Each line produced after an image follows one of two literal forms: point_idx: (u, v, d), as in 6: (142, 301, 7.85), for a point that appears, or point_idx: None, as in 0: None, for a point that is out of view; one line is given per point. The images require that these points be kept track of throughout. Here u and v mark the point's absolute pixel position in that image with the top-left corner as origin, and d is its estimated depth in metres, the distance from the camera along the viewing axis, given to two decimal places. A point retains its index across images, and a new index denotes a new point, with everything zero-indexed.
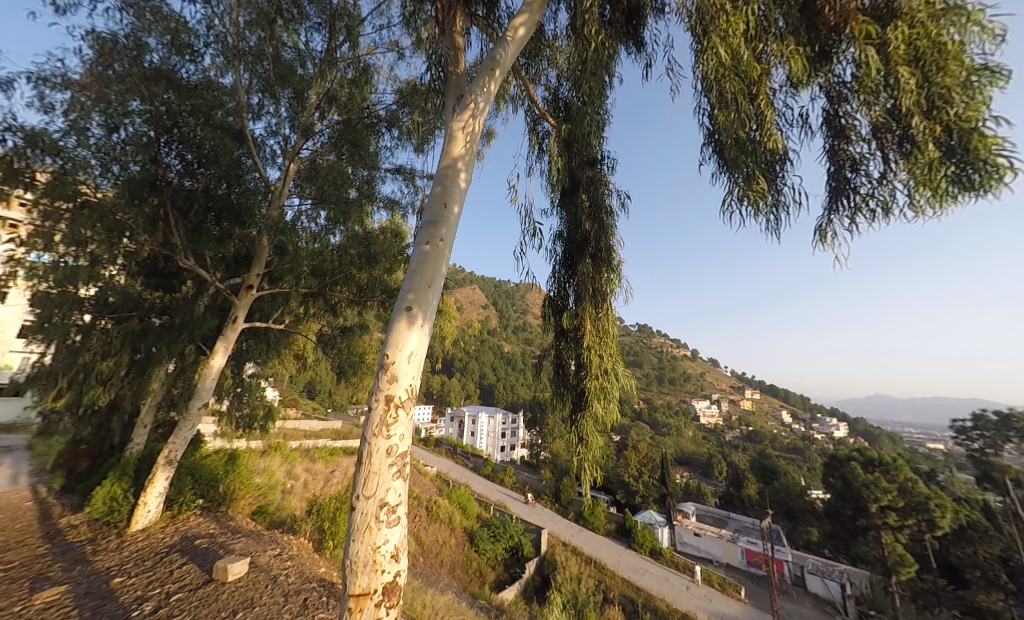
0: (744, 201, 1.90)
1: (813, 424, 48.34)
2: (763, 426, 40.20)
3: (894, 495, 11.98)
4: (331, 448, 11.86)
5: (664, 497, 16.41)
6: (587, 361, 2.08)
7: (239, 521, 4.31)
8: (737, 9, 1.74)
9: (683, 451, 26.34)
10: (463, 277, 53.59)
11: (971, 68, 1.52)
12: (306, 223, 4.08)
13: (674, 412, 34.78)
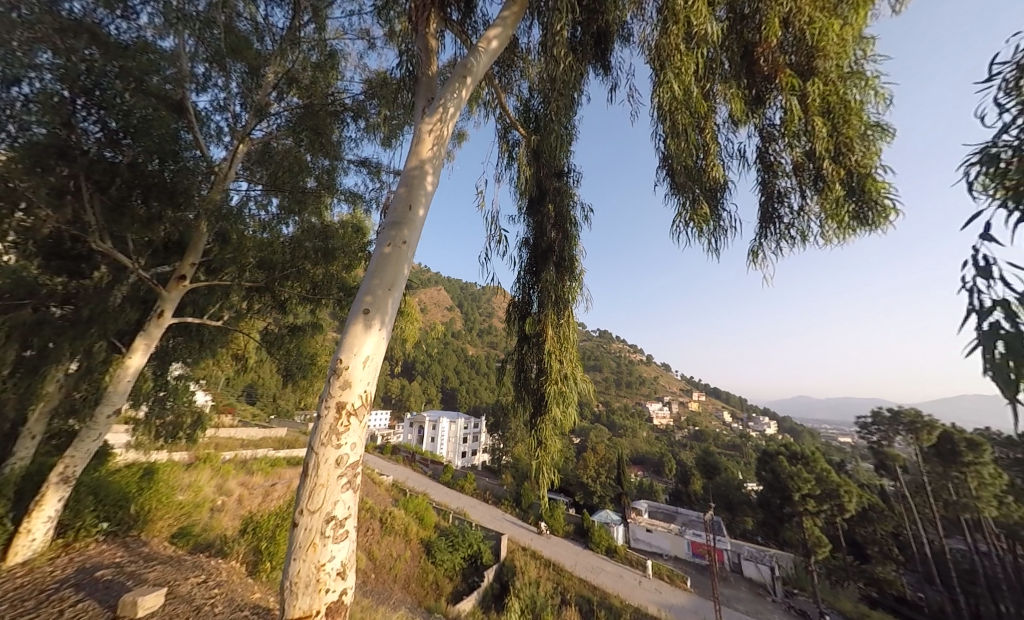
0: (691, 224, 2.11)
1: (750, 423, 52.52)
2: (709, 426, 42.96)
3: (813, 484, 13.40)
4: (272, 459, 10.95)
5: (619, 497, 16.95)
6: (547, 366, 2.11)
7: (155, 547, 3.83)
8: (690, 51, 1.89)
9: (638, 452, 27.44)
10: (427, 279, 52.31)
11: (868, 124, 1.74)
12: (255, 210, 3.74)
13: (631, 414, 36.18)
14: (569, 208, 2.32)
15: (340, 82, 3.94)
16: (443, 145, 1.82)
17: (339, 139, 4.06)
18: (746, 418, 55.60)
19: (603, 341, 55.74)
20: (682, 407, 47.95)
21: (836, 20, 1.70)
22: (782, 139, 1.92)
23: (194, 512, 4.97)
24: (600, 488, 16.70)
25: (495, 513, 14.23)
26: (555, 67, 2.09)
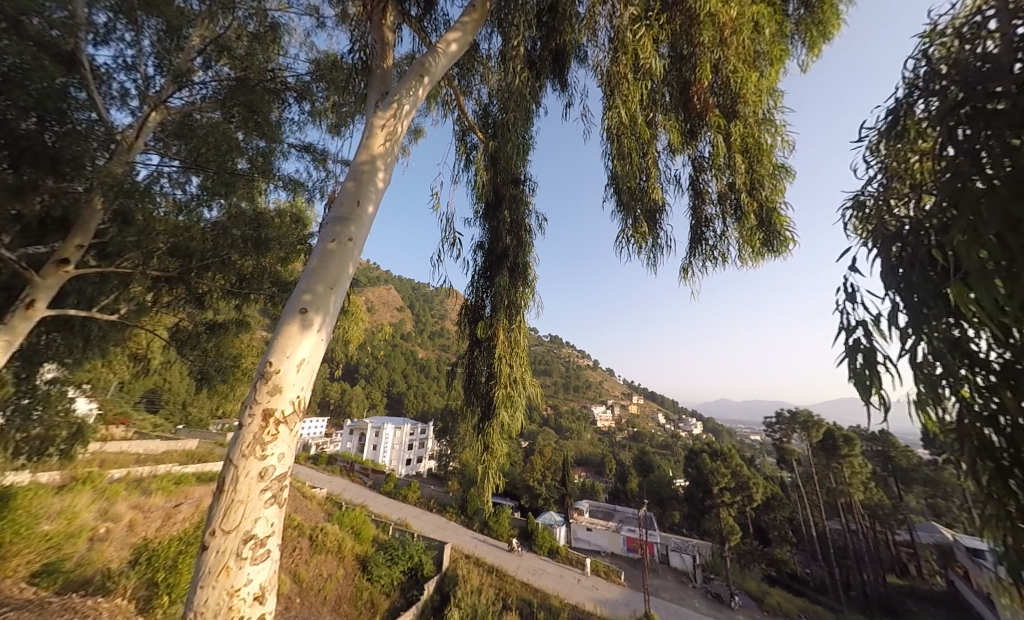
0: (631, 241, 2.31)
1: (682, 424, 56.86)
2: (647, 428, 45.74)
3: (731, 479, 14.84)
4: (177, 476, 9.62)
5: (563, 498, 17.37)
6: (497, 371, 2.10)
7: (10, 589, 3.26)
8: (636, 80, 2.03)
9: (582, 454, 28.38)
10: (375, 277, 49.92)
11: (777, 165, 2.01)
12: (169, 188, 3.28)
13: (577, 416, 37.41)
14: (525, 216, 2.35)
15: (281, 56, 3.57)
16: (397, 143, 1.76)
17: (278, 118, 3.73)
18: (679, 420, 60.14)
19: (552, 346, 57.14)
20: (624, 410, 50.60)
21: (754, 73, 1.94)
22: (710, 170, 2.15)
23: (65, 544, 4.30)
24: (545, 490, 16.99)
25: (439, 521, 13.85)
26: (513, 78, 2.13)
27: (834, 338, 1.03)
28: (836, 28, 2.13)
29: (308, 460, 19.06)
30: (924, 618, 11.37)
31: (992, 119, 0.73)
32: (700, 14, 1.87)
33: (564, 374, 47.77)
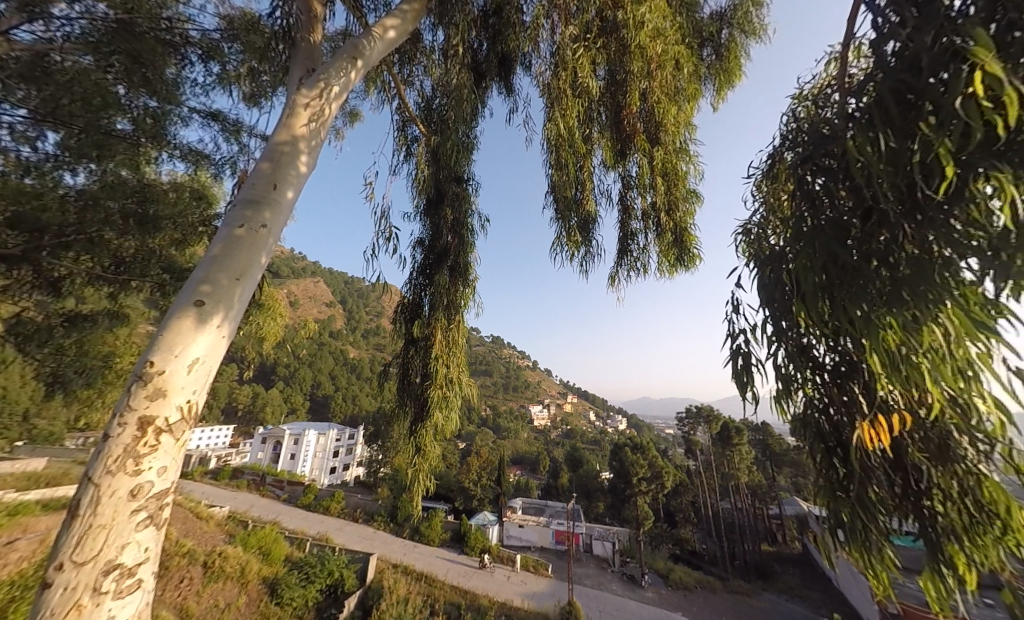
0: (564, 247, 2.46)
1: (609, 421, 60.84)
2: (579, 426, 47.93)
3: (648, 470, 16.23)
4: (16, 505, 7.69)
5: (497, 498, 17.47)
6: (432, 370, 2.04)
7: None
8: (574, 96, 2.13)
9: (517, 453, 28.82)
10: (300, 268, 45.55)
11: (689, 190, 2.30)
12: (9, 142, 2.42)
13: (514, 416, 37.98)
14: (468, 214, 2.30)
15: (183, 1, 2.73)
16: (324, 127, 1.62)
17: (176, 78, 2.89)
18: (607, 417, 64.27)
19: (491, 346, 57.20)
20: (558, 409, 52.48)
21: (675, 106, 2.14)
22: (638, 187, 2.35)
23: None
24: (480, 492, 16.78)
25: (364, 532, 13.02)
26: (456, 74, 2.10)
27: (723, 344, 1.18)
28: (738, 77, 2.46)
29: (205, 475, 16.42)
30: (787, 575, 14.30)
31: (821, 168, 0.85)
32: (631, 45, 2.01)
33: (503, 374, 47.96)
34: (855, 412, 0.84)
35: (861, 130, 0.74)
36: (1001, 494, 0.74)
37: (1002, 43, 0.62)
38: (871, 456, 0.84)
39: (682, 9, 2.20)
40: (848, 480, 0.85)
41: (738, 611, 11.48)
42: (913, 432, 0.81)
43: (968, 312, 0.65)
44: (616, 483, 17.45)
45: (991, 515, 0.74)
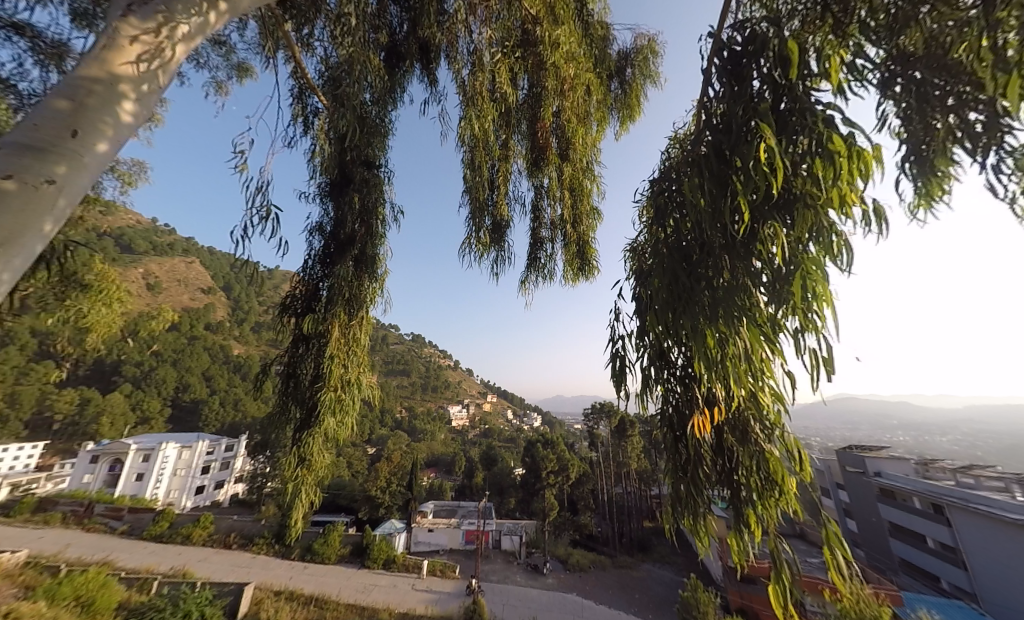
0: (476, 249, 2.50)
1: (524, 418, 62.87)
2: (497, 425, 48.36)
3: (554, 462, 17.19)
4: None
5: (407, 503, 16.66)
6: (326, 372, 1.86)
7: None
8: (490, 100, 2.17)
9: (432, 455, 27.89)
10: (167, 244, 37.18)
11: (592, 207, 2.56)
12: None
13: (432, 416, 36.67)
14: (380, 204, 2.15)
15: None
16: (169, 74, 1.30)
17: None
18: (522, 414, 66.19)
19: (409, 345, 54.43)
20: (477, 408, 52.25)
21: (584, 129, 2.34)
22: (550, 198, 2.53)
23: None
24: (389, 498, 15.57)
25: (237, 559, 11.18)
26: (350, 47, 1.88)
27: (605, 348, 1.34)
28: (638, 113, 2.79)
29: None
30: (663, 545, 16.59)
31: (672, 201, 1.04)
32: (548, 62, 2.12)
33: (422, 374, 45.81)
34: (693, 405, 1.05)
35: (697, 173, 0.93)
36: (779, 465, 0.99)
37: (781, 122, 0.85)
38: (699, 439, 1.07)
39: (593, 40, 2.39)
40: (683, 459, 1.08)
41: (622, 584, 12.91)
42: (726, 418, 1.05)
43: (759, 328, 0.87)
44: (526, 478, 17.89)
45: (773, 481, 0.99)
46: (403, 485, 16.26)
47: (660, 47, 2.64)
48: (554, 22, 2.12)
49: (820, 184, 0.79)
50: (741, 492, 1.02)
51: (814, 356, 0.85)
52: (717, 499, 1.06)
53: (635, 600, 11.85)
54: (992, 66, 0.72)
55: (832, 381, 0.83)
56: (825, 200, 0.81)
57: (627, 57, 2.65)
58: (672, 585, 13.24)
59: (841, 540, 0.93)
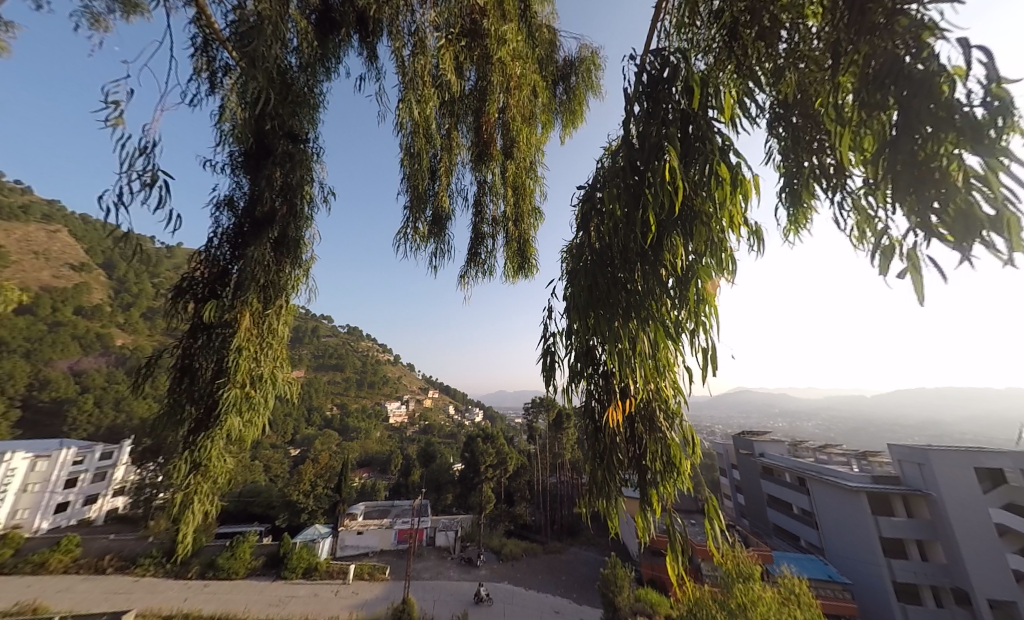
0: (414, 240, 2.40)
1: (466, 413, 62.12)
2: (438, 421, 47.11)
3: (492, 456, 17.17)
4: None
5: (333, 506, 15.59)
6: (233, 367, 1.65)
7: None
8: (432, 85, 2.08)
9: (366, 454, 26.36)
10: (24, 208, 29.93)
11: (534, 206, 2.64)
12: None
13: (368, 414, 34.53)
14: (306, 183, 1.97)
15: None
16: None
17: None
18: (464, 409, 65.30)
19: (342, 337, 50.63)
20: (418, 403, 50.35)
21: (529, 129, 2.38)
22: (492, 194, 2.55)
23: None
24: (313, 502, 14.23)
25: (114, 585, 9.54)
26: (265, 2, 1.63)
27: (537, 344, 1.39)
28: (580, 120, 2.89)
29: None
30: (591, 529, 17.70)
31: (597, 210, 1.14)
32: (494, 57, 2.10)
33: (356, 369, 42.87)
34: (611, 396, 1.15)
35: (618, 184, 1.03)
36: (677, 449, 1.12)
37: (686, 145, 0.97)
38: (616, 428, 1.17)
39: (540, 42, 2.42)
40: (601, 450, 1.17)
41: (550, 568, 13.52)
42: (636, 407, 1.16)
43: (664, 327, 0.99)
44: (463, 473, 17.75)
45: (672, 464, 1.11)
46: (331, 487, 14.94)
47: (602, 60, 2.77)
48: (501, 17, 2.10)
49: (713, 203, 0.93)
50: (647, 475, 1.13)
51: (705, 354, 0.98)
52: (628, 482, 1.17)
53: (563, 581, 12.52)
54: (833, 120, 0.90)
55: (718, 373, 1.00)
56: (717, 218, 0.94)
57: (571, 64, 2.73)
58: (596, 564, 14.22)
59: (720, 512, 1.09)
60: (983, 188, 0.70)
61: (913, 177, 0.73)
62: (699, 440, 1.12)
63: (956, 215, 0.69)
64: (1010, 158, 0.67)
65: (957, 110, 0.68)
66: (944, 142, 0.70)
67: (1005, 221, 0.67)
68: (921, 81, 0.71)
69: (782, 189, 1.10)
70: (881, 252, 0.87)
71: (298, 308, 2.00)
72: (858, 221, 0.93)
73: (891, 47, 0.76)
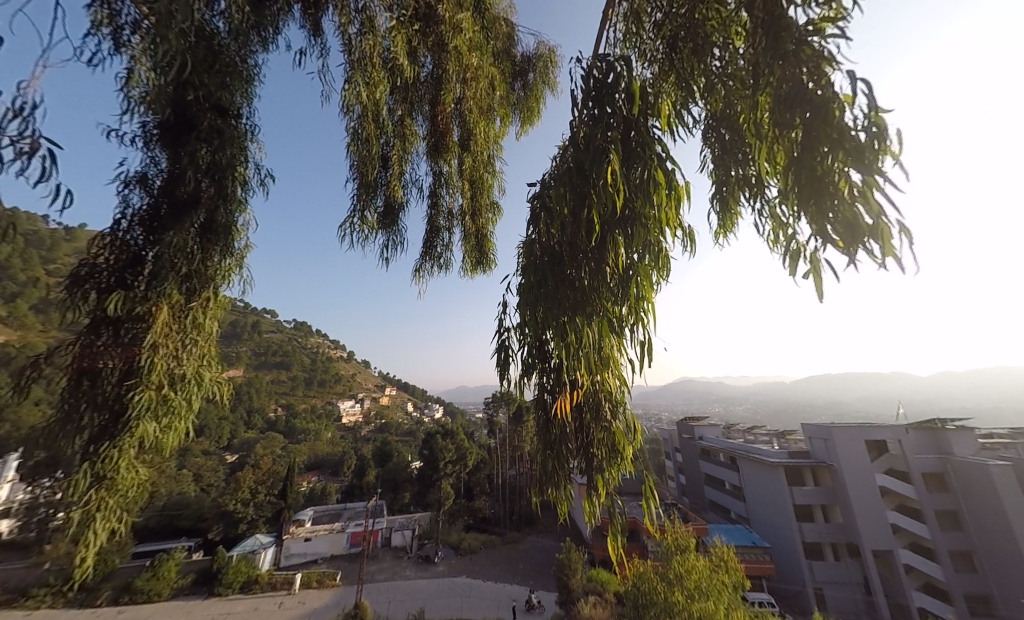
0: (363, 231, 2.25)
1: (425, 409, 60.69)
2: (395, 419, 45.29)
3: (452, 452, 16.65)
4: None
5: (278, 513, 14.59)
6: (148, 367, 1.46)
7: None
8: (382, 67, 1.94)
9: (316, 456, 24.82)
10: None
11: (492, 201, 2.63)
12: None
13: (318, 415, 32.47)
14: (239, 164, 1.77)
15: None
16: None
17: None
18: (424, 405, 63.72)
19: (288, 332, 46.95)
20: (374, 401, 48.14)
21: (486, 122, 2.36)
22: (449, 187, 2.49)
23: None
24: (253, 511, 13.13)
25: None
26: None
27: (492, 339, 1.37)
28: (537, 118, 2.91)
29: None
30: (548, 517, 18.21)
31: (547, 208, 1.16)
32: (448, 45, 2.02)
33: (305, 366, 39.93)
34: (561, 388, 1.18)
35: (566, 184, 1.05)
36: (620, 435, 1.17)
37: (628, 149, 1.02)
38: (567, 420, 1.20)
39: (497, 35, 2.38)
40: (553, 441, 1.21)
41: (508, 558, 13.74)
42: (583, 398, 1.19)
43: (607, 321, 1.06)
44: (422, 470, 17.27)
45: (617, 451, 1.17)
46: (275, 493, 13.94)
47: (558, 59, 2.78)
48: (456, 4, 2.02)
49: (651, 205, 0.98)
50: (593, 462, 1.18)
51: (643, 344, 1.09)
52: (574, 469, 1.21)
53: (520, 570, 12.79)
54: (755, 134, 0.99)
55: (653, 364, 1.09)
56: (653, 220, 1.00)
57: (529, 60, 2.71)
58: (552, 550, 14.68)
59: (654, 490, 1.18)
60: (863, 204, 0.80)
61: (814, 190, 0.83)
62: (640, 426, 1.19)
63: (845, 224, 0.79)
64: (882, 178, 0.78)
65: (843, 133, 0.77)
66: (835, 161, 0.80)
67: (880, 232, 0.78)
68: (820, 105, 0.81)
69: (715, 195, 1.19)
70: (791, 255, 0.98)
71: (228, 300, 1.80)
72: (773, 227, 1.03)
73: (799, 73, 0.85)
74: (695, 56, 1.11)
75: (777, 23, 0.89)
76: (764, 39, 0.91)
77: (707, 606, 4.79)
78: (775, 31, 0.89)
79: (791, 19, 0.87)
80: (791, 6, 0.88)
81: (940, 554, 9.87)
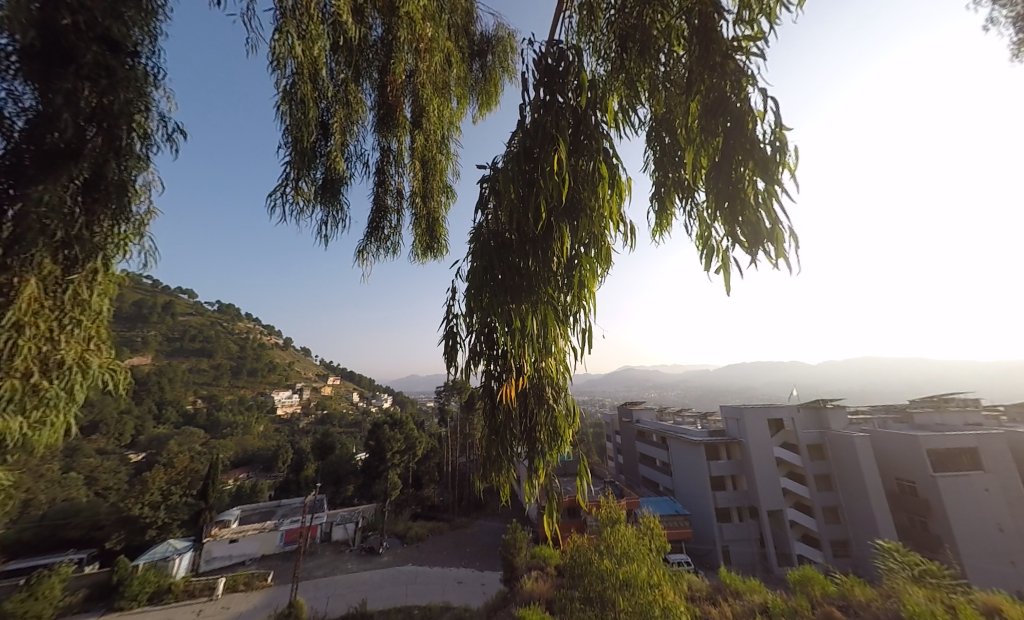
0: (302, 208, 1.99)
1: (371, 398, 58.04)
2: (338, 409, 42.79)
3: (400, 441, 16.11)
4: None
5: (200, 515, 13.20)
6: (9, 352, 1.15)
7: None
8: (325, 18, 1.67)
9: (244, 453, 22.61)
10: None
11: (445, 184, 2.52)
12: None
13: (247, 406, 29.52)
14: (137, 113, 1.42)
15: None
16: None
17: None
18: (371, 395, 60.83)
19: (211, 316, 41.74)
20: (315, 392, 44.98)
21: (440, 99, 2.24)
22: (398, 166, 2.31)
23: None
24: (165, 515, 11.66)
25: None
26: None
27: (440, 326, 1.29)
28: (495, 102, 2.80)
29: None
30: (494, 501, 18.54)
31: (495, 192, 1.11)
32: (401, 9, 1.83)
33: (231, 354, 35.86)
34: (507, 375, 1.16)
35: (512, 168, 1.01)
36: (561, 419, 1.19)
37: (575, 142, 1.05)
38: (514, 409, 1.19)
39: (455, 9, 2.23)
40: (503, 434, 1.19)
41: (454, 543, 13.79)
42: (528, 384, 1.19)
43: (552, 310, 1.08)
44: (368, 462, 16.57)
45: (558, 434, 1.19)
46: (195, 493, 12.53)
47: (518, 44, 2.68)
48: None
49: (596, 197, 1.05)
50: (536, 447, 1.18)
51: (582, 332, 1.18)
52: (517, 454, 1.20)
53: (466, 553, 12.90)
54: (686, 140, 1.05)
55: (591, 349, 1.19)
56: (597, 212, 1.07)
57: (489, 41, 2.58)
58: (498, 532, 15.01)
59: (589, 470, 1.22)
60: (764, 211, 0.87)
61: (731, 198, 0.88)
62: (579, 410, 1.23)
63: (750, 228, 0.86)
64: (780, 189, 0.85)
65: (755, 145, 0.84)
66: (746, 170, 0.86)
67: (775, 235, 0.86)
68: (738, 115, 0.87)
69: (653, 195, 1.24)
70: (708, 252, 1.08)
71: (124, 275, 1.48)
72: (700, 228, 1.10)
73: (724, 85, 0.91)
74: (642, 57, 1.13)
75: (710, 35, 0.95)
76: (697, 47, 0.96)
77: (631, 569, 5.05)
78: (707, 42, 0.95)
79: (719, 34, 0.94)
80: (721, 20, 0.95)
81: (816, 510, 11.69)
